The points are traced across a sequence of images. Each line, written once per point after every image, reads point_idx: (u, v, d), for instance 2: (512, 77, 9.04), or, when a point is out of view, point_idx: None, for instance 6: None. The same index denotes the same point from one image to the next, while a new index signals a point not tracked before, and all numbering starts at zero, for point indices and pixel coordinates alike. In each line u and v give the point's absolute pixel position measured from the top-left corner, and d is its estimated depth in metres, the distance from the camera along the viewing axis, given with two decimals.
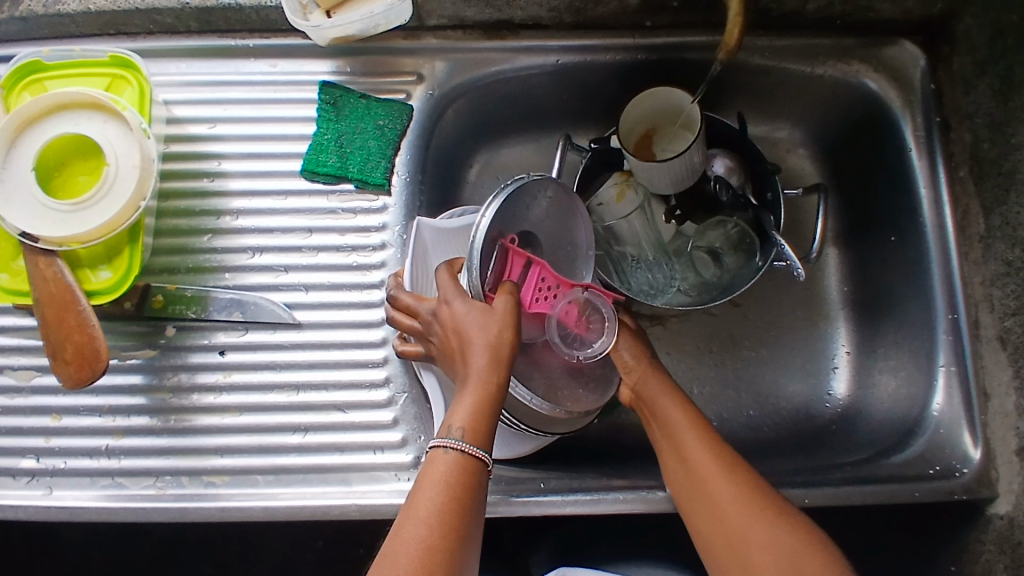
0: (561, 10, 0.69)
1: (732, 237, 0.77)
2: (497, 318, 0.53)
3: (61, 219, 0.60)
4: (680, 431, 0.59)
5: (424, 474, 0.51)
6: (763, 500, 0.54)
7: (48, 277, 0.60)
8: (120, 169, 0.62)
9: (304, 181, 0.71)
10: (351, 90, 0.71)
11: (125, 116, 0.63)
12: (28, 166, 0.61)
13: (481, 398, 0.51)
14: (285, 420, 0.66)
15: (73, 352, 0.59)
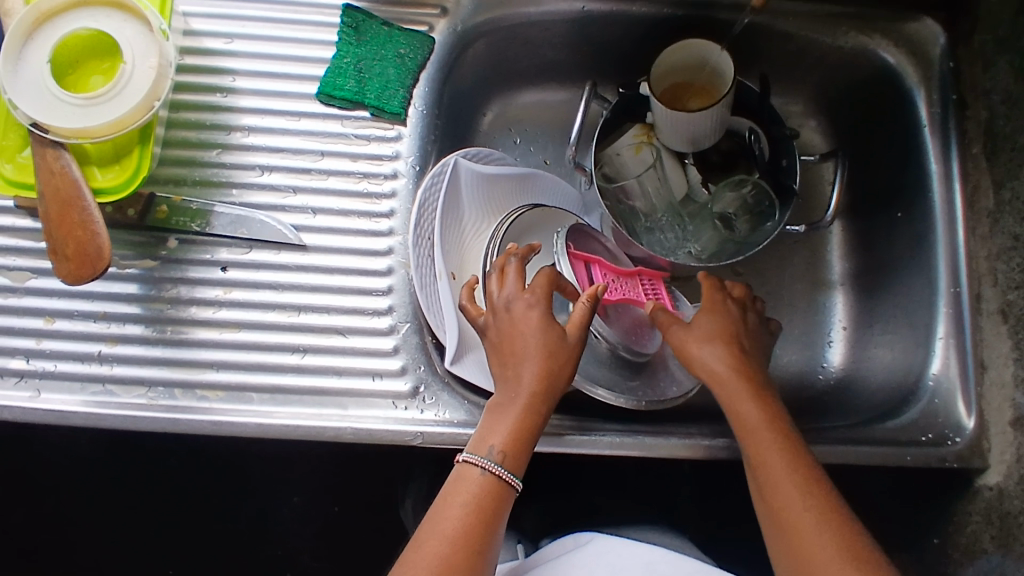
0: None
1: (747, 203, 0.77)
2: (565, 355, 0.59)
3: (73, 113, 0.59)
4: (758, 439, 0.57)
5: (453, 490, 0.55)
6: (840, 529, 0.52)
7: (56, 170, 0.59)
8: (136, 69, 0.60)
9: (319, 105, 0.70)
10: (374, 16, 0.71)
11: (145, 15, 0.61)
12: (44, 59, 0.60)
13: (522, 427, 0.57)
14: (285, 340, 0.65)
15: (74, 248, 0.58)
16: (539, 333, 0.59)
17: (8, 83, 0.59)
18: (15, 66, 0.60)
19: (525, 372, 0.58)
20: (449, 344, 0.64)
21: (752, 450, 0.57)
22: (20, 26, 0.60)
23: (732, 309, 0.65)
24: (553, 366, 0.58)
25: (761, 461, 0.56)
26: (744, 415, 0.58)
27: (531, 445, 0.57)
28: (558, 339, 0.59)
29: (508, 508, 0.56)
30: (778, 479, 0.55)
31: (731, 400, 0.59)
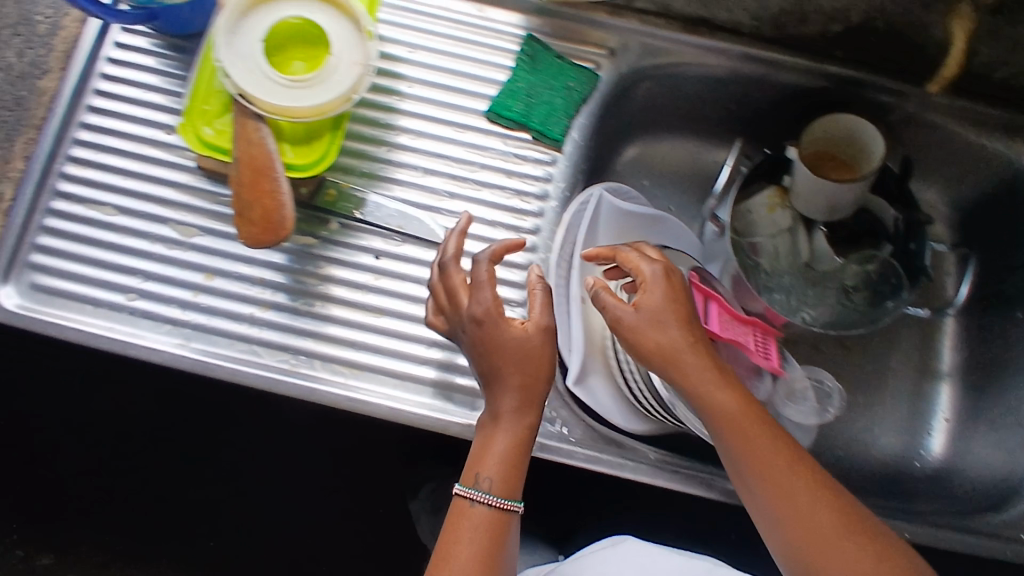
0: (764, 21, 0.73)
1: (869, 280, 0.79)
2: (532, 361, 0.60)
3: (279, 92, 0.63)
4: (744, 427, 0.57)
5: (455, 527, 0.58)
6: (841, 510, 0.55)
7: (256, 141, 0.63)
8: (342, 63, 0.65)
9: (485, 121, 0.75)
10: (549, 47, 0.75)
11: (357, 16, 0.66)
12: (257, 37, 0.64)
13: (509, 450, 0.59)
14: (422, 333, 0.69)
15: (260, 214, 0.63)
16: (501, 346, 0.60)
17: (223, 53, 0.63)
18: (230, 39, 0.64)
19: (499, 389, 0.60)
20: (574, 365, 0.68)
21: (739, 442, 0.57)
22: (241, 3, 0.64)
23: (676, 275, 0.63)
24: (525, 376, 0.60)
25: (748, 453, 0.57)
26: (719, 406, 0.58)
27: (522, 461, 0.60)
28: (520, 347, 0.60)
29: (516, 525, 0.60)
30: (772, 467, 0.56)
31: (702, 390, 0.58)
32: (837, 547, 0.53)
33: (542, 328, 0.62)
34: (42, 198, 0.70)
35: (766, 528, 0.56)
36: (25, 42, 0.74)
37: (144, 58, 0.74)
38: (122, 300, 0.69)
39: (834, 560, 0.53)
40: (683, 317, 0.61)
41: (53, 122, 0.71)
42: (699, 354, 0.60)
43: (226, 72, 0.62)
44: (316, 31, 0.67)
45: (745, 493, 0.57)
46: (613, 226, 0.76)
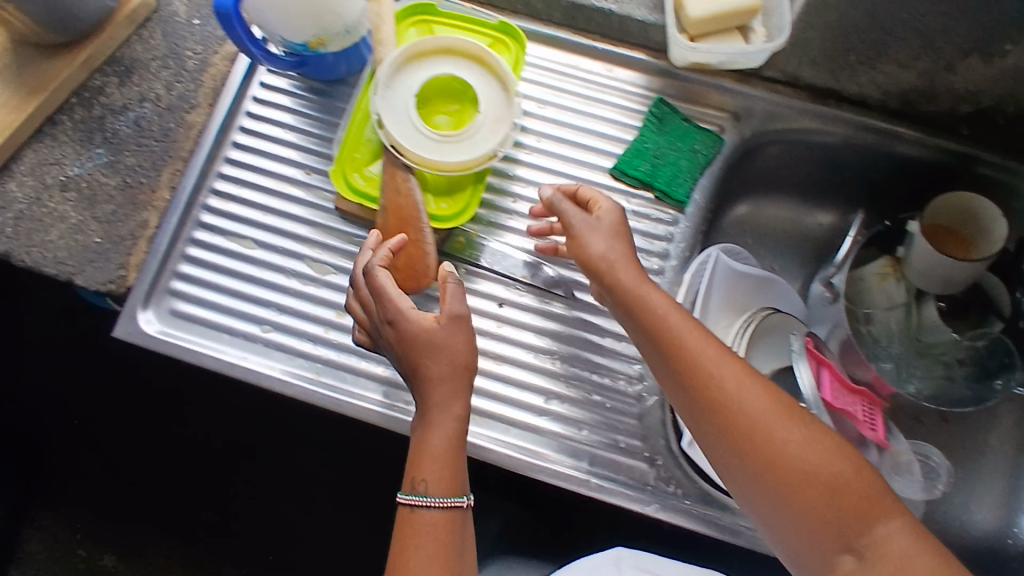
0: (892, 97, 0.74)
1: (980, 356, 0.80)
2: (446, 356, 0.60)
3: (429, 145, 0.67)
4: (678, 327, 0.61)
5: (406, 535, 0.57)
6: (785, 404, 0.57)
7: (404, 192, 0.66)
8: (488, 120, 0.69)
9: (609, 178, 0.76)
10: (678, 111, 0.77)
11: (504, 76, 0.69)
12: (410, 91, 0.68)
13: (440, 451, 0.58)
14: (542, 384, 0.72)
15: (404, 262, 0.65)
16: (413, 346, 0.60)
17: (381, 107, 0.67)
18: (386, 93, 0.68)
19: (423, 387, 0.59)
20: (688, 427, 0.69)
21: (677, 346, 0.61)
22: (398, 60, 0.68)
23: (614, 218, 0.68)
24: (441, 369, 0.59)
25: (680, 350, 0.60)
26: (681, 336, 0.61)
27: (457, 457, 0.59)
28: (432, 341, 0.60)
29: (467, 519, 0.59)
30: (711, 363, 0.59)
31: (659, 320, 0.62)
32: (787, 436, 0.55)
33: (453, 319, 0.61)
34: (184, 227, 0.73)
35: (720, 455, 0.57)
36: (174, 75, 0.77)
37: (283, 98, 0.78)
38: (257, 332, 0.71)
39: (775, 443, 0.55)
40: (631, 256, 0.66)
41: (199, 156, 0.74)
42: (651, 290, 0.64)
43: (382, 123, 0.67)
44: (463, 88, 0.70)
45: (680, 396, 0.60)
46: (727, 285, 0.79)
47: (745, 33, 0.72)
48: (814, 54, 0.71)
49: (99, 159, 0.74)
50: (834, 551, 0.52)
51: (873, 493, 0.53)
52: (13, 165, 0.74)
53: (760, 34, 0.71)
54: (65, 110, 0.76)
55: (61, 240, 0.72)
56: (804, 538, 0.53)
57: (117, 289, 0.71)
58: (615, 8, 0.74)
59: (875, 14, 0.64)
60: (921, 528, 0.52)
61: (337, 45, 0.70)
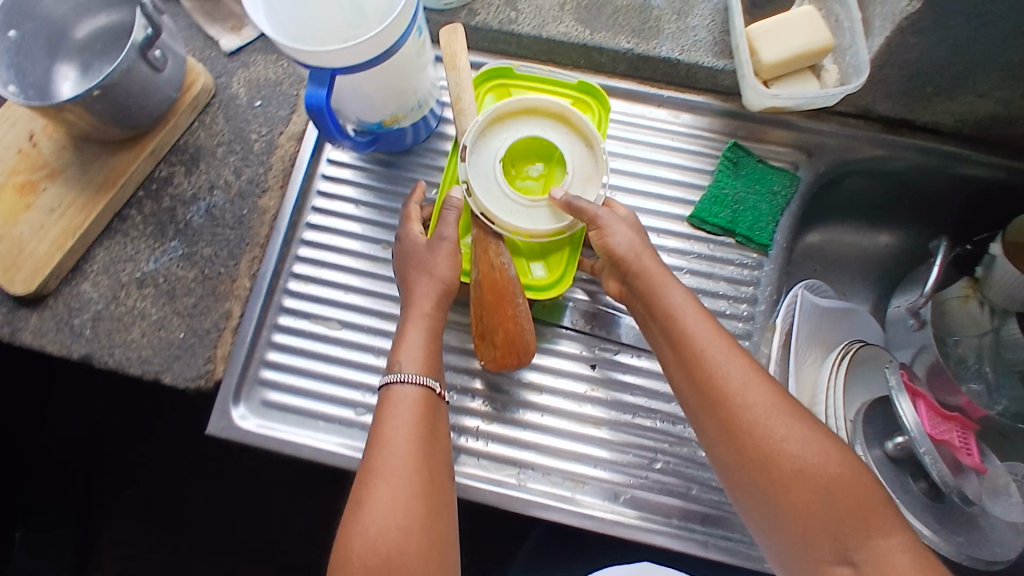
0: (967, 123, 0.74)
1: None
2: (428, 252, 0.65)
3: (519, 212, 0.66)
4: (687, 322, 0.58)
5: (388, 414, 0.58)
6: (797, 412, 0.54)
7: (498, 266, 0.66)
8: (575, 180, 0.67)
9: (688, 227, 0.76)
10: (752, 153, 0.76)
11: (589, 133, 0.68)
12: (495, 156, 0.67)
13: (420, 341, 0.62)
14: (643, 444, 0.71)
15: (504, 337, 0.65)
16: (406, 250, 0.67)
17: (469, 174, 0.66)
18: (473, 159, 0.67)
19: (408, 285, 0.65)
20: None
21: (685, 341, 0.58)
22: (483, 123, 0.67)
23: (628, 219, 0.65)
24: (420, 263, 0.65)
25: (692, 342, 0.57)
26: (690, 325, 0.58)
27: (432, 351, 0.62)
28: (419, 245, 0.66)
29: (444, 414, 0.61)
30: (722, 361, 0.56)
31: (666, 309, 0.60)
32: (792, 444, 0.52)
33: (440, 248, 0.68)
34: (268, 314, 0.72)
35: (716, 440, 0.55)
36: (242, 160, 0.76)
37: (349, 174, 0.77)
38: (352, 416, 0.70)
39: (779, 451, 0.52)
40: (648, 250, 0.63)
41: (277, 241, 0.74)
42: (663, 282, 0.61)
43: (470, 192, 0.66)
44: (548, 146, 0.69)
45: (685, 388, 0.57)
46: (815, 322, 0.78)
47: (818, 72, 0.72)
48: (889, 88, 0.71)
49: (174, 252, 0.73)
50: (826, 563, 0.50)
51: (873, 505, 0.50)
52: (85, 264, 0.72)
53: (834, 72, 0.71)
54: (133, 204, 0.74)
55: (144, 336, 0.70)
56: (794, 543, 0.51)
57: (206, 383, 0.70)
58: (682, 57, 0.74)
59: (960, 50, 0.63)
60: (920, 550, 0.50)
61: (409, 120, 0.71)
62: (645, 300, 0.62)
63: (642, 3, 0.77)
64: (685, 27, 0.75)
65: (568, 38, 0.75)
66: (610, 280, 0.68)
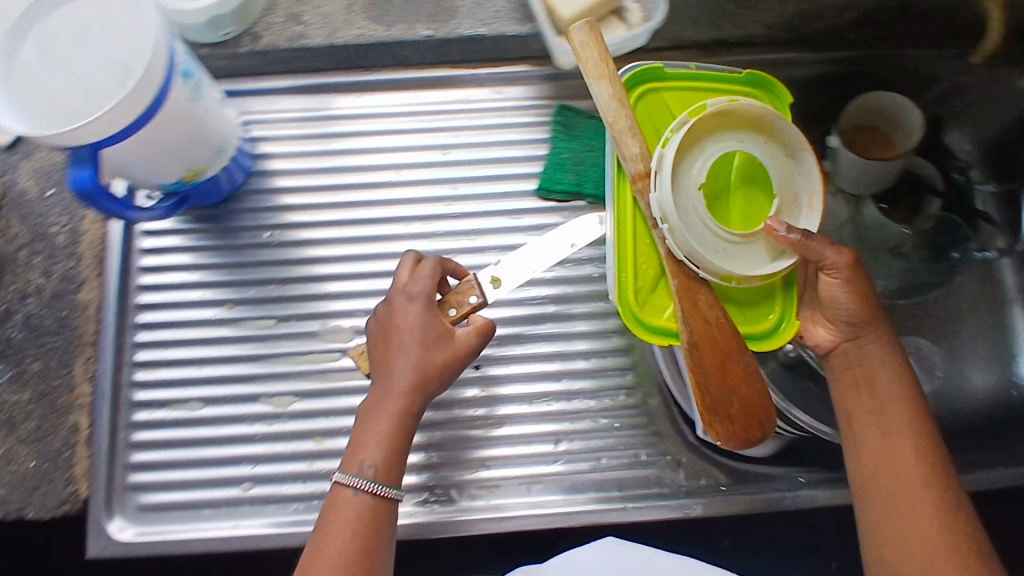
0: (778, 28, 0.73)
1: (930, 234, 0.80)
2: (413, 329, 0.59)
3: (728, 252, 0.58)
4: (893, 410, 0.58)
5: (332, 516, 0.56)
6: (968, 543, 0.54)
7: (709, 315, 0.58)
8: (785, 202, 0.59)
9: (537, 200, 0.73)
10: (581, 111, 0.74)
11: (788, 140, 0.59)
12: (693, 183, 0.58)
13: (392, 439, 0.58)
14: (545, 429, 0.69)
15: (740, 407, 0.56)
16: (394, 313, 0.61)
17: (666, 211, 0.57)
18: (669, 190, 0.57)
19: (386, 363, 0.59)
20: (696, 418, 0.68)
21: (887, 428, 0.58)
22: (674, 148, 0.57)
23: (865, 283, 0.59)
24: (400, 341, 0.59)
25: (889, 435, 0.58)
26: (902, 423, 0.58)
27: (403, 454, 0.58)
28: (405, 315, 0.60)
29: (395, 515, 0.58)
30: (907, 459, 0.57)
31: (884, 396, 0.59)
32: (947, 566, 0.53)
33: (415, 298, 0.60)
34: (120, 414, 0.67)
35: (882, 529, 0.56)
36: (47, 259, 0.69)
37: (174, 240, 0.72)
38: (239, 493, 0.65)
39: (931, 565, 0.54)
40: (876, 323, 0.60)
41: (108, 334, 0.68)
42: (877, 367, 0.59)
43: (673, 233, 0.57)
44: (746, 162, 0.60)
45: (864, 465, 0.58)
46: None
47: (622, 14, 0.70)
48: (693, 14, 0.70)
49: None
50: None
51: None
52: None
53: (636, 11, 0.69)
54: None
55: None
56: None
57: (74, 506, 0.64)
58: (484, 32, 0.70)
59: None
60: None
61: (212, 169, 0.66)
62: (861, 374, 0.60)
63: None
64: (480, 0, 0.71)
65: (363, 41, 0.70)
66: (818, 326, 0.62)
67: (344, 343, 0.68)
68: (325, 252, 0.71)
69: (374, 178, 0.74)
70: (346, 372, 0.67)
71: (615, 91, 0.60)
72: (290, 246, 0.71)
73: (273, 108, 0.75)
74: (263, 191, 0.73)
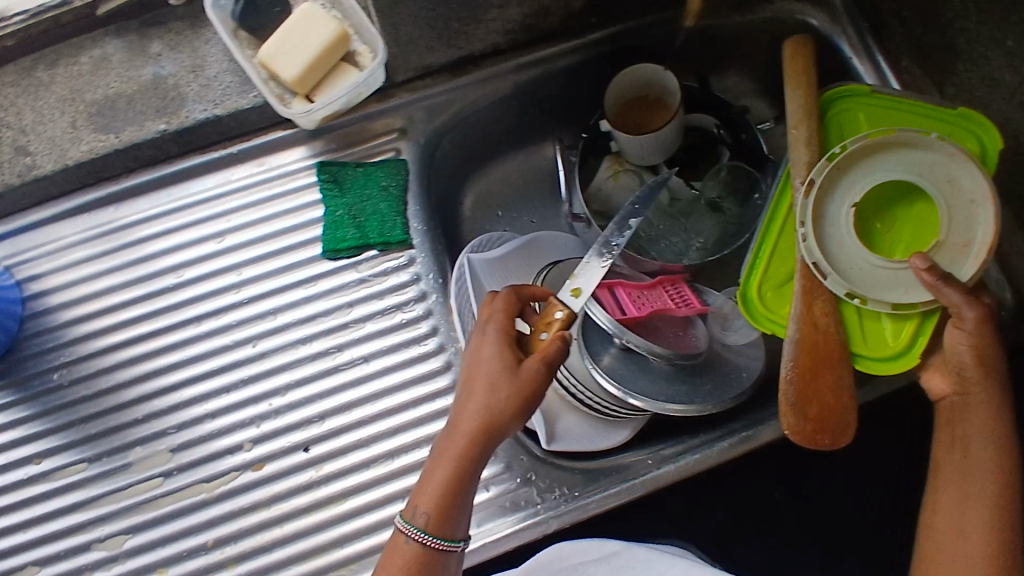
0: (516, 31, 0.73)
1: (727, 183, 0.82)
2: (482, 366, 0.57)
3: (863, 271, 0.61)
4: (980, 471, 0.57)
5: (388, 556, 0.57)
6: None
7: (824, 322, 0.61)
8: (948, 243, 0.58)
9: (328, 262, 0.72)
10: (345, 163, 0.74)
11: (977, 178, 0.58)
12: (847, 202, 0.62)
13: (448, 487, 0.56)
14: (393, 490, 0.67)
15: (818, 410, 0.61)
16: (471, 346, 0.59)
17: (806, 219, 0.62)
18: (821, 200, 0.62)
19: (460, 401, 0.57)
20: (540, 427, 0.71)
21: (965, 488, 0.57)
22: (836, 163, 0.62)
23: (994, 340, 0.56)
24: (471, 380, 0.57)
25: (969, 497, 0.57)
26: (982, 489, 0.56)
27: (463, 501, 0.57)
28: (476, 353, 0.58)
29: (451, 564, 0.57)
30: (977, 527, 0.56)
31: (979, 455, 0.57)
32: None
33: (485, 328, 0.58)
34: None
35: None
36: None
37: None
38: None
39: None
40: (992, 383, 0.57)
41: None
42: (975, 427, 0.58)
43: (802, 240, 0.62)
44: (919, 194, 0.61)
45: (937, 520, 0.58)
46: (503, 273, 0.76)
47: (352, 59, 0.69)
48: (420, 41, 0.69)
49: None
50: None
51: None
52: None
53: (365, 53, 0.69)
54: None
55: None
56: None
57: None
58: (218, 112, 0.69)
59: None
60: None
61: None
62: (955, 428, 0.58)
63: (153, 78, 0.70)
64: (207, 82, 0.69)
65: (96, 155, 0.69)
66: (937, 375, 0.61)
67: (164, 465, 0.69)
68: (131, 371, 0.71)
69: (158, 284, 0.73)
70: (171, 495, 0.68)
71: (806, 101, 0.66)
72: (85, 379, 0.71)
73: (52, 237, 0.74)
74: (55, 327, 0.72)
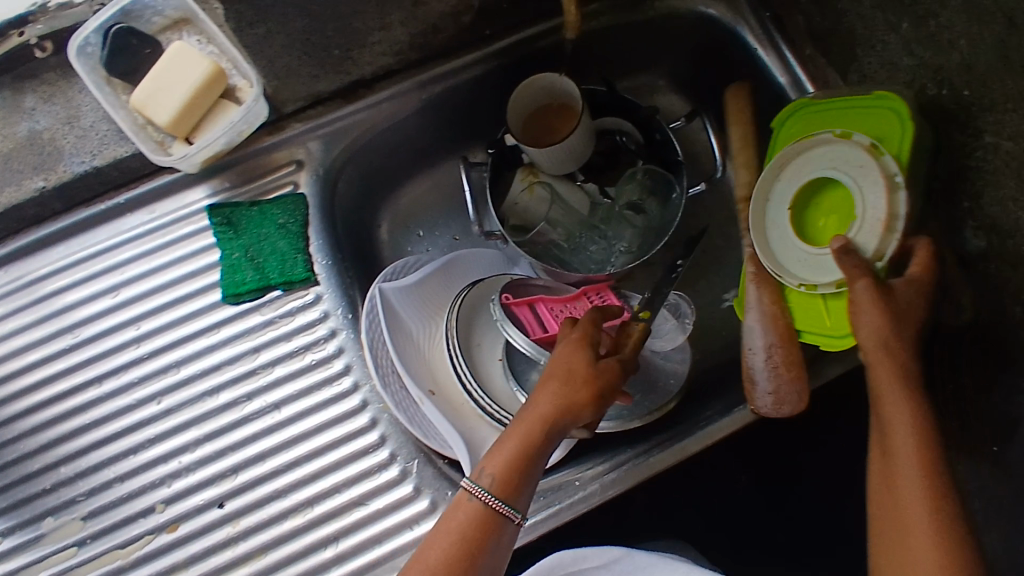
0: (405, 50, 0.70)
1: (646, 185, 0.80)
2: (572, 346, 0.58)
3: (807, 262, 0.64)
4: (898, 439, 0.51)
5: (444, 518, 0.53)
6: None
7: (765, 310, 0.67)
8: (863, 223, 0.59)
9: (231, 307, 0.70)
10: (239, 203, 0.71)
11: (882, 160, 0.60)
12: (786, 206, 0.66)
13: (518, 452, 0.53)
14: (311, 541, 0.65)
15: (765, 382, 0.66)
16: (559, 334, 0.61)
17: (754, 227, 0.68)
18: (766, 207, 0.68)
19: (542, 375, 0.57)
20: (465, 459, 0.64)
21: (890, 465, 0.51)
22: (769, 173, 0.67)
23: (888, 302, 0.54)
24: (558, 357, 0.57)
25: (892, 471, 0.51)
26: (903, 454, 0.50)
27: (530, 476, 0.54)
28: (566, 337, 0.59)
29: (505, 539, 0.53)
30: (907, 499, 0.49)
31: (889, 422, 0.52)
32: None
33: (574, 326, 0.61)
34: None
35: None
36: None
37: None
38: None
39: None
40: (892, 345, 0.54)
41: None
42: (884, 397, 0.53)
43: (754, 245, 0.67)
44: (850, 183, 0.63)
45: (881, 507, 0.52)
46: (420, 299, 0.73)
47: (231, 94, 0.66)
48: (300, 71, 0.67)
49: None
50: None
51: None
52: None
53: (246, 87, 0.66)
54: None
55: None
56: None
57: None
58: (97, 163, 0.66)
59: None
60: None
61: None
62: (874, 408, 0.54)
63: (26, 132, 0.67)
64: (83, 131, 0.67)
65: None
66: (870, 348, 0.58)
67: (76, 533, 0.66)
68: (35, 440, 0.68)
69: (58, 346, 0.70)
70: (85, 566, 0.65)
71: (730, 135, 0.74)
72: None
73: None
74: None
